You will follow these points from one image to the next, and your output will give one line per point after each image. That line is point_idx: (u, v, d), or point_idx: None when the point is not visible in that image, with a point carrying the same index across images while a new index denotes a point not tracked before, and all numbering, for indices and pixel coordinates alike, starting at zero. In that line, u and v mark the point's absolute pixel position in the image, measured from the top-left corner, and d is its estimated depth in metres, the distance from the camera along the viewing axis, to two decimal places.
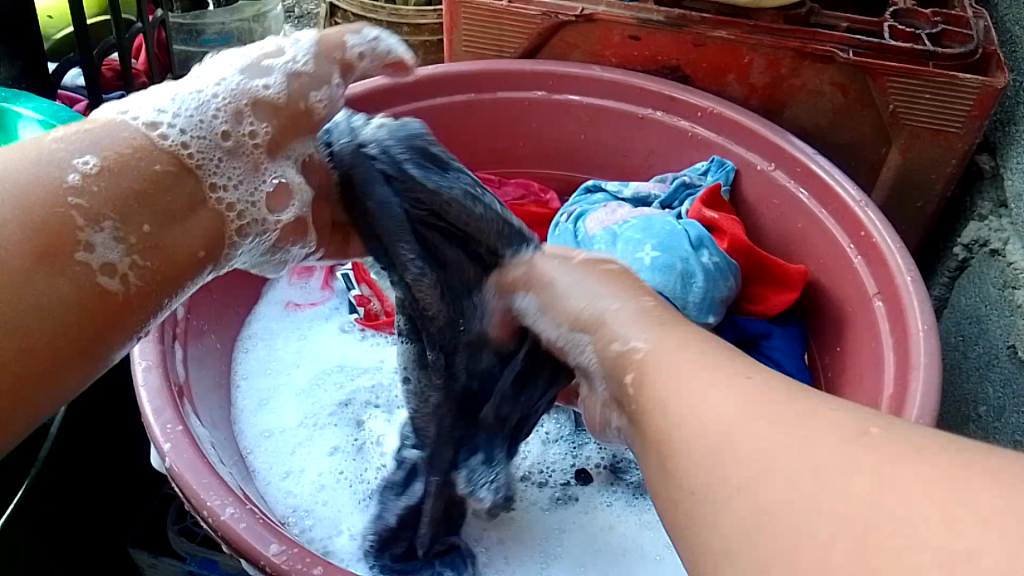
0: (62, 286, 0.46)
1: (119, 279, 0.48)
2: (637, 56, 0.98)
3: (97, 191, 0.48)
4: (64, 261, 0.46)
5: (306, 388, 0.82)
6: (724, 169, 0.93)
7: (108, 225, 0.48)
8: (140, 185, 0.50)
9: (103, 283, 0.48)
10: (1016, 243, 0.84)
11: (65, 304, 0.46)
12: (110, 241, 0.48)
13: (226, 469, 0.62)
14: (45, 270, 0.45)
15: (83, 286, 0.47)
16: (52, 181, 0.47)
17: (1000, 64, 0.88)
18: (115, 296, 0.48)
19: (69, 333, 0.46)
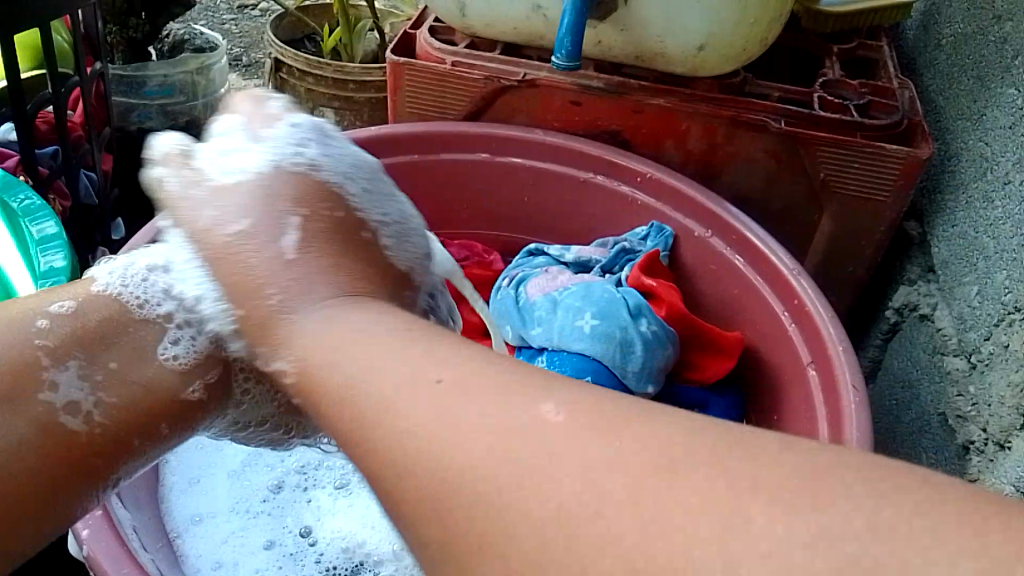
0: (20, 429, 0.53)
1: (81, 418, 0.55)
2: (579, 121, 0.99)
3: (59, 335, 0.58)
4: (26, 402, 0.54)
5: (241, 468, 0.78)
6: (664, 234, 0.94)
7: (71, 365, 0.57)
8: (99, 331, 0.60)
9: (67, 423, 0.55)
10: (943, 309, 0.87)
11: (29, 446, 0.53)
12: (73, 382, 0.56)
13: (148, 555, 0.59)
14: (10, 414, 0.53)
15: (47, 426, 0.54)
16: (21, 340, 0.57)
17: (924, 135, 0.91)
18: (79, 436, 0.55)
19: (32, 477, 0.52)
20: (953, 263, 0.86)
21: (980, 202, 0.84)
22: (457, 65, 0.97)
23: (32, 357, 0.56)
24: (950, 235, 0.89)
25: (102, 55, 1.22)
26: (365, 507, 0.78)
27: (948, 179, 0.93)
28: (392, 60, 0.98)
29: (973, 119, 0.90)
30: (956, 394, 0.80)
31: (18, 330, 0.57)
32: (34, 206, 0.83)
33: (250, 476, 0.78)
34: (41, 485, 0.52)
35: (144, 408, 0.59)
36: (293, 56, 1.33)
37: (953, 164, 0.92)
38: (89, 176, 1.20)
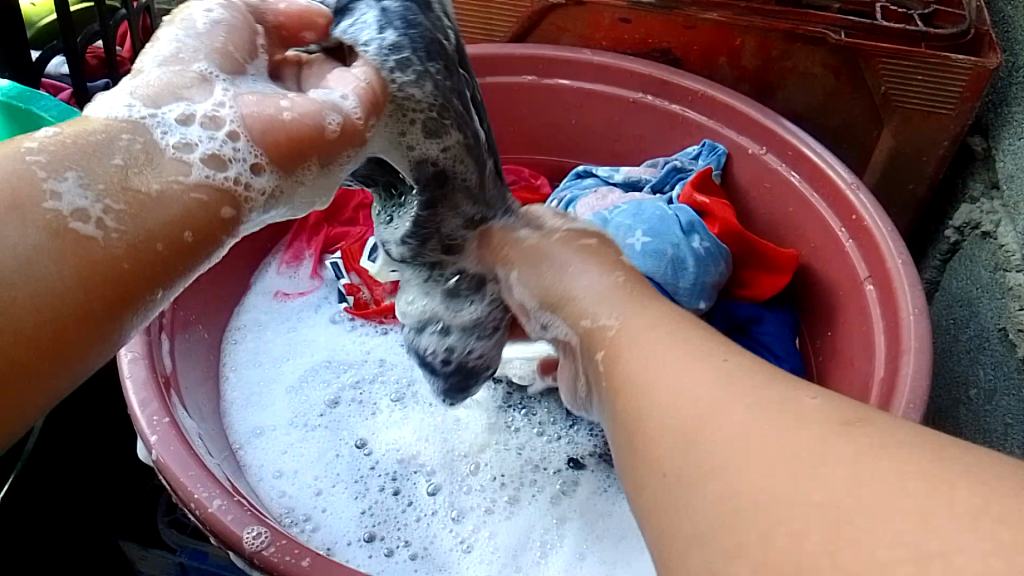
0: (25, 233, 0.39)
1: (96, 226, 0.41)
2: (628, 39, 0.97)
3: (56, 147, 0.42)
4: (26, 206, 0.40)
5: (299, 381, 0.80)
6: (716, 153, 0.92)
7: (72, 174, 0.42)
8: (90, 144, 0.44)
9: (79, 230, 0.41)
10: (1007, 225, 0.84)
11: (41, 254, 0.40)
12: (79, 189, 0.42)
13: (214, 461, 0.61)
14: (18, 227, 0.39)
15: (57, 234, 0.40)
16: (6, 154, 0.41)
17: (992, 45, 0.87)
18: (100, 248, 0.41)
19: (49, 292, 0.39)
20: (1019, 177, 0.83)
21: None
22: None
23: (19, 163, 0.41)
24: (1016, 148, 0.85)
25: None
26: (418, 421, 0.79)
27: (1016, 91, 0.89)
28: None
29: None
30: (1018, 310, 0.78)
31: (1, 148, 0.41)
32: None
33: (309, 388, 0.80)
34: (64, 320, 0.40)
35: (167, 220, 0.44)
36: None
37: (1022, 76, 0.88)
38: None
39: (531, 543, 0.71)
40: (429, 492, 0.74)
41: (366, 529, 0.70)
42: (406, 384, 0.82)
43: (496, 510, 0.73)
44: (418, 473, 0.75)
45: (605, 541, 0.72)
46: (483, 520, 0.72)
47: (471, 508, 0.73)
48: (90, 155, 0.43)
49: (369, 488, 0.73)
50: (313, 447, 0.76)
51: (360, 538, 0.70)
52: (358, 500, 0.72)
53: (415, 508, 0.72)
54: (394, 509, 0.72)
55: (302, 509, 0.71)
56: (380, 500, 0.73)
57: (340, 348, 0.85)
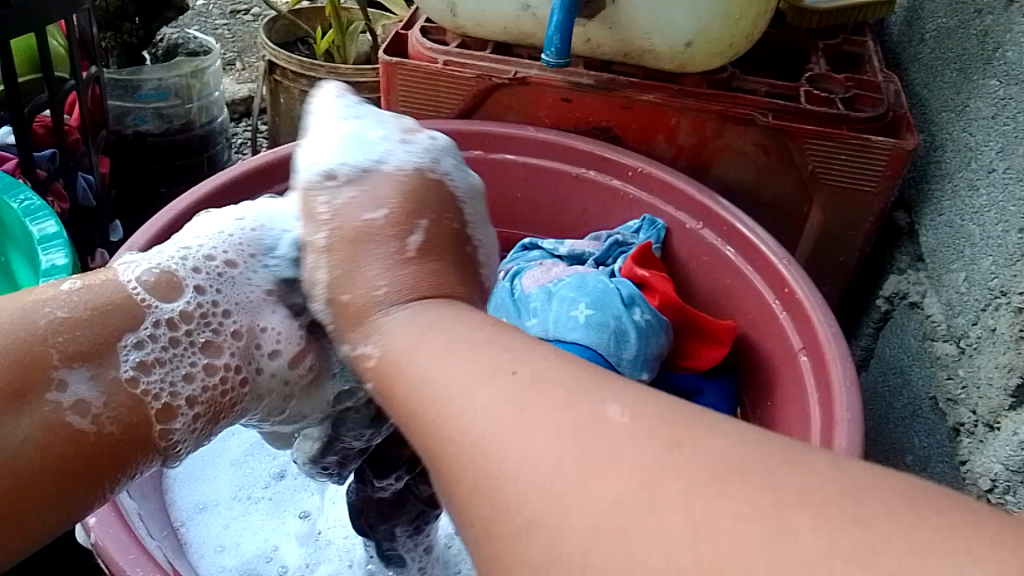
0: (23, 428, 0.49)
1: (89, 419, 0.51)
2: (569, 117, 1.01)
3: (72, 333, 0.52)
4: (33, 402, 0.50)
5: (244, 456, 0.79)
6: (656, 227, 0.96)
7: (83, 367, 0.52)
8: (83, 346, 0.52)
9: (74, 423, 0.50)
10: (932, 296, 0.88)
11: (31, 444, 0.49)
12: (85, 381, 0.52)
13: (154, 543, 0.60)
14: (27, 418, 0.49)
15: (50, 427, 0.49)
16: (28, 321, 0.52)
17: (910, 126, 0.92)
18: (87, 440, 0.51)
19: (31, 481, 0.48)
20: (941, 251, 0.88)
21: (966, 190, 0.86)
22: (449, 64, 0.98)
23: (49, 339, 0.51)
24: (937, 223, 0.90)
25: (97, 60, 1.23)
26: None
27: (934, 170, 0.94)
28: (385, 60, 0.99)
29: (957, 110, 0.91)
30: (946, 378, 0.81)
31: (28, 307, 0.52)
32: (34, 207, 0.83)
33: (255, 464, 0.79)
34: (42, 496, 0.49)
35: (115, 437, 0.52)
36: (287, 58, 1.34)
37: (939, 155, 0.94)
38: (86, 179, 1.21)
39: None
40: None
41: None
42: None
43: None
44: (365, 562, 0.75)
45: None
46: None
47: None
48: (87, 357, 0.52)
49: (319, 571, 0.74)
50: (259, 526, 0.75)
51: None
52: None
53: None
54: None
55: None
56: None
57: None
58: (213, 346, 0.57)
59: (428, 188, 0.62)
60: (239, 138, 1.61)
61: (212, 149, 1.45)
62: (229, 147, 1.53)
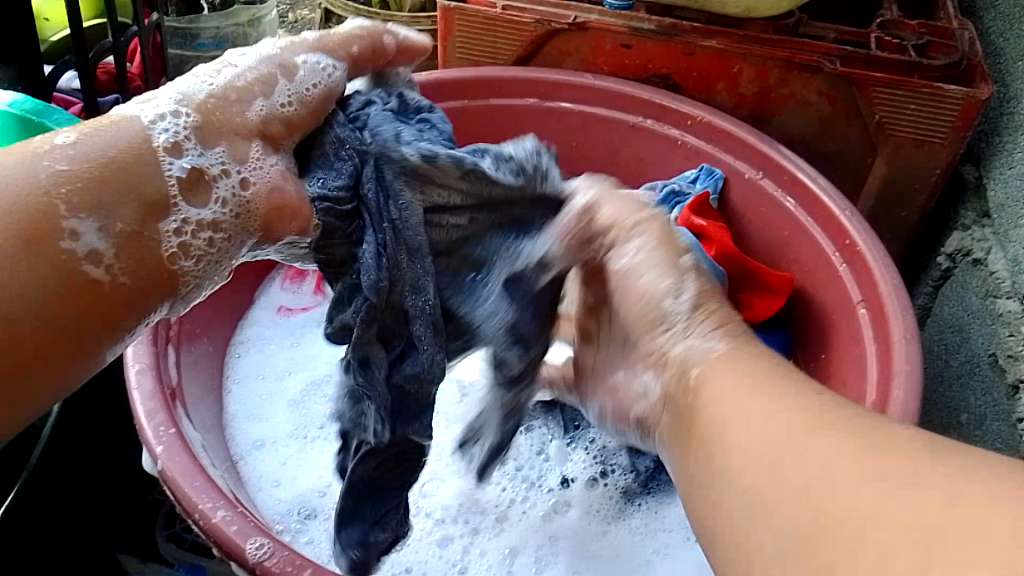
0: (42, 272, 0.46)
1: (104, 269, 0.48)
2: (628, 65, 0.99)
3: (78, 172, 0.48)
4: (46, 245, 0.46)
5: (301, 395, 0.82)
6: (714, 176, 0.94)
7: (91, 216, 0.47)
8: (97, 180, 0.48)
9: (89, 272, 0.47)
10: (997, 253, 0.86)
11: (48, 289, 0.46)
12: (95, 231, 0.47)
13: (217, 472, 0.62)
14: (33, 262, 0.46)
15: (68, 274, 0.47)
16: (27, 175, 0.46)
17: (984, 75, 0.89)
18: (102, 287, 0.48)
19: (47, 323, 0.46)
20: (1009, 206, 0.85)
21: None
22: (507, 9, 0.97)
23: (56, 198, 0.47)
24: (1007, 177, 0.87)
25: (158, 6, 1.24)
26: None
27: (1007, 121, 0.91)
28: (443, 5, 0.98)
29: None
30: (1008, 335, 0.79)
31: (28, 160, 0.47)
32: None
33: (312, 401, 0.81)
34: (57, 336, 0.47)
35: (137, 273, 0.49)
36: (342, 6, 1.33)
37: (1013, 106, 0.90)
38: None
39: (527, 557, 0.72)
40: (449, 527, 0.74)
41: None
42: None
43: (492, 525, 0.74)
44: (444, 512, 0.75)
45: (599, 558, 0.73)
46: (469, 541, 0.73)
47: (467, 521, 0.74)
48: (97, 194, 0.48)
49: None
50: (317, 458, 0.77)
51: None
52: None
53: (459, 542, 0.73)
54: None
55: (298, 523, 0.72)
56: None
57: (341, 362, 0.86)
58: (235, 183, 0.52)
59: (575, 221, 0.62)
60: None
61: None
62: None
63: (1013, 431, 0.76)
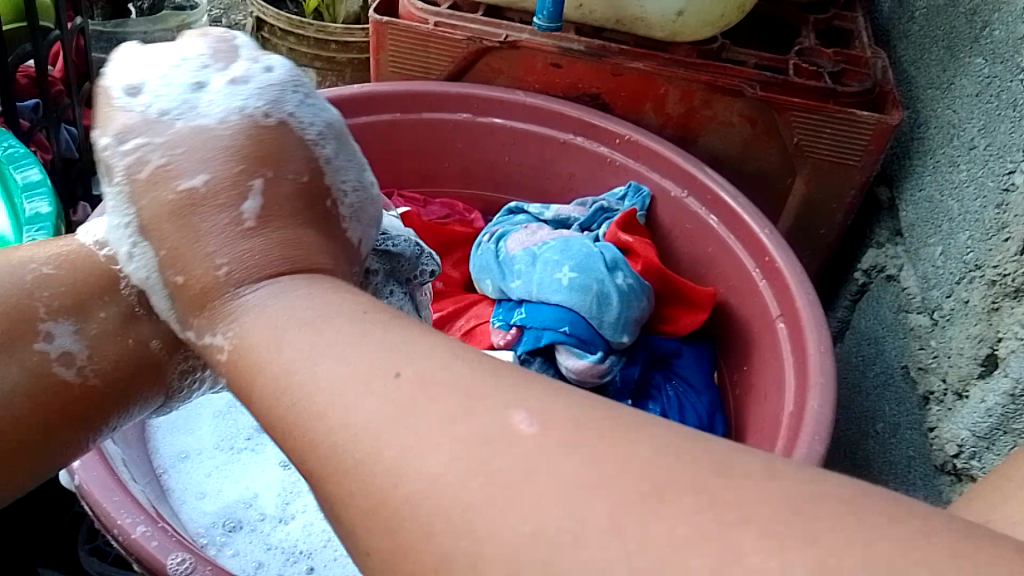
0: (10, 375, 0.49)
1: (76, 370, 0.52)
2: (559, 83, 1.01)
3: (58, 274, 0.53)
4: (20, 352, 0.50)
5: (228, 407, 0.81)
6: (641, 194, 0.96)
7: (68, 321, 0.52)
8: (81, 285, 0.54)
9: (60, 372, 0.51)
10: (909, 270, 0.90)
11: (17, 390, 0.49)
12: (69, 335, 0.52)
13: (137, 486, 0.61)
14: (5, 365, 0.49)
15: (37, 376, 0.50)
16: (15, 276, 0.52)
17: (894, 102, 0.93)
18: (70, 387, 0.51)
19: (23, 421, 0.49)
20: (920, 226, 0.89)
21: (947, 166, 0.87)
22: (440, 25, 0.98)
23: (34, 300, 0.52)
24: (917, 198, 0.92)
25: (82, 10, 1.21)
26: None
27: (917, 146, 0.95)
28: (375, 19, 0.98)
29: (943, 87, 0.92)
30: (918, 349, 0.83)
31: (13, 262, 0.53)
32: (17, 154, 0.83)
33: (239, 414, 0.80)
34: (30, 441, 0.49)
35: (127, 368, 0.54)
36: (275, 15, 1.32)
37: (923, 131, 0.95)
38: (69, 131, 1.21)
39: None
40: None
41: (289, 555, 0.70)
42: None
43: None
44: None
45: None
46: None
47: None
48: (85, 297, 0.53)
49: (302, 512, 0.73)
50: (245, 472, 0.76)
51: (283, 563, 0.69)
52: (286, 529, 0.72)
53: None
54: (317, 542, 0.71)
55: (222, 537, 0.71)
56: (309, 522, 0.72)
57: None
58: None
59: (273, 135, 0.52)
60: None
61: None
62: None
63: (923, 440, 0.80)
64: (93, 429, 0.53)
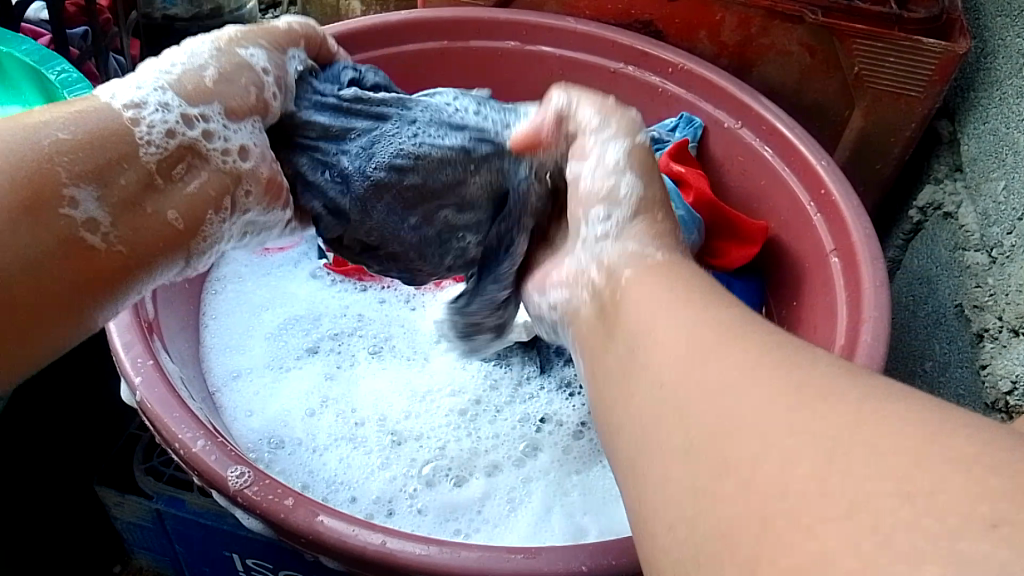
0: (42, 237, 0.49)
1: (101, 236, 0.51)
2: (611, 10, 0.98)
3: (80, 139, 0.51)
4: (45, 214, 0.49)
5: (278, 331, 0.82)
6: (693, 125, 0.94)
7: (88, 188, 0.50)
8: (108, 155, 0.51)
9: (85, 238, 0.50)
10: (968, 207, 0.87)
11: (48, 254, 0.49)
12: (93, 200, 0.51)
13: (195, 404, 0.63)
14: (28, 228, 0.48)
15: (65, 239, 0.50)
16: (29, 141, 0.49)
17: (962, 30, 0.89)
18: (98, 254, 0.51)
19: (50, 286, 0.49)
20: (982, 160, 0.86)
21: (1014, 98, 0.83)
22: None
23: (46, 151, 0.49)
24: (981, 132, 0.89)
25: None
26: (394, 373, 0.82)
27: (983, 78, 0.92)
28: None
29: (1013, 15, 0.88)
30: (974, 287, 0.81)
31: (24, 131, 0.49)
32: (71, 79, 0.84)
33: (289, 337, 0.82)
34: (54, 301, 0.50)
35: (149, 239, 0.53)
36: None
37: (989, 62, 0.91)
38: (117, 60, 1.21)
39: (496, 498, 0.72)
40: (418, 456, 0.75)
41: (331, 485, 0.71)
42: (383, 338, 0.85)
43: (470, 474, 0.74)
44: (412, 443, 0.76)
45: (573, 494, 0.74)
46: (449, 490, 0.72)
47: (448, 471, 0.74)
48: (104, 162, 0.51)
49: (351, 436, 0.75)
50: (296, 393, 0.78)
51: (329, 487, 0.71)
52: (332, 454, 0.73)
53: (435, 476, 0.73)
54: (364, 468, 0.73)
55: (273, 454, 0.72)
56: (347, 455, 0.74)
57: (319, 301, 0.86)
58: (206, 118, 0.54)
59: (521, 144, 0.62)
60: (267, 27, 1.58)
61: None
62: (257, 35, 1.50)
63: (973, 378, 0.79)
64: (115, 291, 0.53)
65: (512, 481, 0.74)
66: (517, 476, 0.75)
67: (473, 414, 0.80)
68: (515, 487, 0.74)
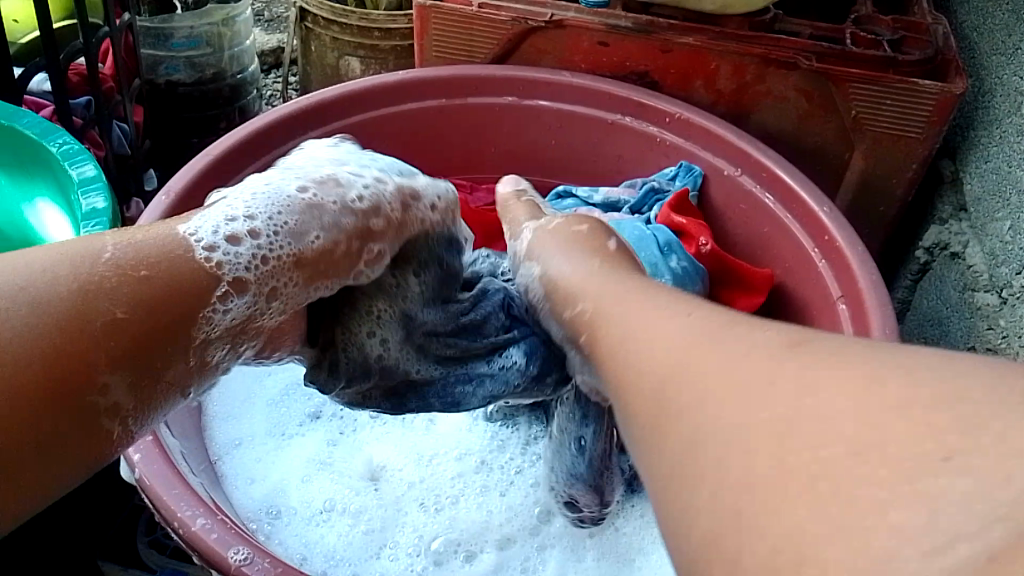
0: (59, 428, 0.44)
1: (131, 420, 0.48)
2: (606, 63, 0.99)
3: (122, 313, 0.46)
4: (58, 400, 0.43)
5: (281, 395, 0.81)
6: (693, 174, 0.94)
7: (115, 375, 0.46)
8: (166, 325, 0.48)
9: (107, 425, 0.47)
10: (975, 245, 0.86)
11: (52, 444, 0.44)
12: (123, 386, 0.46)
13: (196, 481, 0.61)
14: (55, 417, 0.43)
15: (103, 425, 0.46)
16: (89, 296, 0.45)
17: (959, 70, 0.89)
18: (105, 424, 0.46)
19: (53, 476, 0.45)
20: (986, 199, 0.86)
21: (1015, 136, 0.83)
22: (484, 8, 0.97)
23: (104, 280, 0.46)
24: (983, 170, 0.88)
25: (130, 6, 1.22)
26: (399, 437, 0.80)
27: (982, 115, 0.91)
28: (418, 4, 0.97)
29: (1009, 53, 0.88)
30: (986, 328, 0.80)
31: (87, 284, 0.45)
32: (71, 151, 0.84)
33: (292, 400, 0.81)
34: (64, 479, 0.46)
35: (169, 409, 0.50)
36: (318, 4, 1.31)
37: (988, 100, 0.91)
38: (120, 127, 1.22)
39: (509, 570, 0.72)
40: (426, 525, 0.74)
41: (332, 561, 0.70)
42: None
43: (483, 548, 0.73)
44: (418, 512, 0.75)
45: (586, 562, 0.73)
46: (460, 567, 0.72)
47: (460, 546, 0.73)
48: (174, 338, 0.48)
49: (351, 507, 0.74)
50: (297, 459, 0.77)
51: (331, 561, 0.69)
52: (334, 527, 0.72)
53: (445, 556, 0.72)
54: (364, 543, 0.71)
55: (270, 525, 0.71)
56: (347, 532, 0.72)
57: None
58: (292, 258, 0.53)
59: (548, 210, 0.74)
60: (269, 88, 1.59)
61: (243, 100, 1.44)
62: (260, 96, 1.52)
63: None
64: (81, 464, 0.46)
65: (525, 556, 0.73)
66: (527, 547, 0.74)
67: (482, 478, 0.78)
68: (527, 558, 0.73)
